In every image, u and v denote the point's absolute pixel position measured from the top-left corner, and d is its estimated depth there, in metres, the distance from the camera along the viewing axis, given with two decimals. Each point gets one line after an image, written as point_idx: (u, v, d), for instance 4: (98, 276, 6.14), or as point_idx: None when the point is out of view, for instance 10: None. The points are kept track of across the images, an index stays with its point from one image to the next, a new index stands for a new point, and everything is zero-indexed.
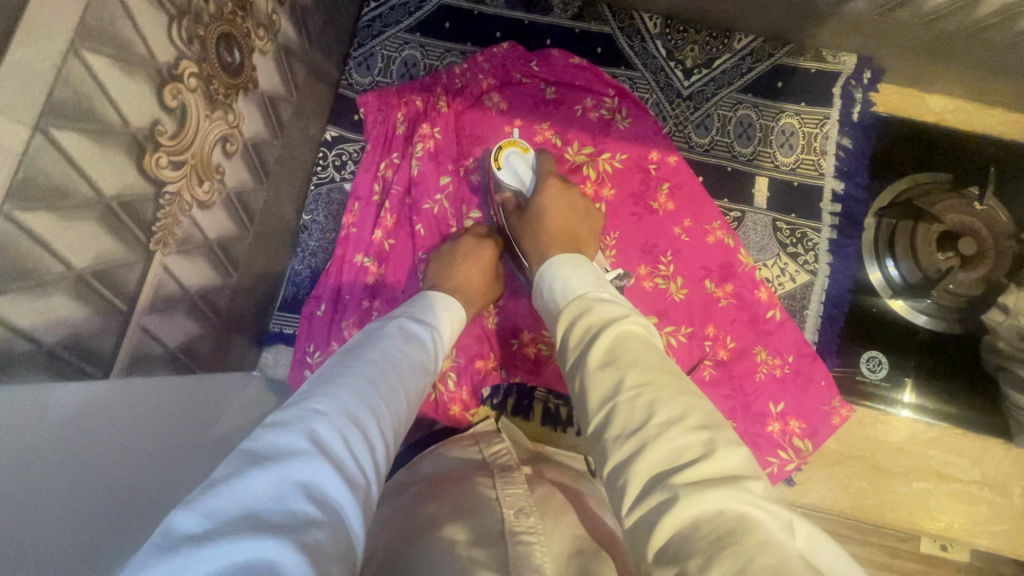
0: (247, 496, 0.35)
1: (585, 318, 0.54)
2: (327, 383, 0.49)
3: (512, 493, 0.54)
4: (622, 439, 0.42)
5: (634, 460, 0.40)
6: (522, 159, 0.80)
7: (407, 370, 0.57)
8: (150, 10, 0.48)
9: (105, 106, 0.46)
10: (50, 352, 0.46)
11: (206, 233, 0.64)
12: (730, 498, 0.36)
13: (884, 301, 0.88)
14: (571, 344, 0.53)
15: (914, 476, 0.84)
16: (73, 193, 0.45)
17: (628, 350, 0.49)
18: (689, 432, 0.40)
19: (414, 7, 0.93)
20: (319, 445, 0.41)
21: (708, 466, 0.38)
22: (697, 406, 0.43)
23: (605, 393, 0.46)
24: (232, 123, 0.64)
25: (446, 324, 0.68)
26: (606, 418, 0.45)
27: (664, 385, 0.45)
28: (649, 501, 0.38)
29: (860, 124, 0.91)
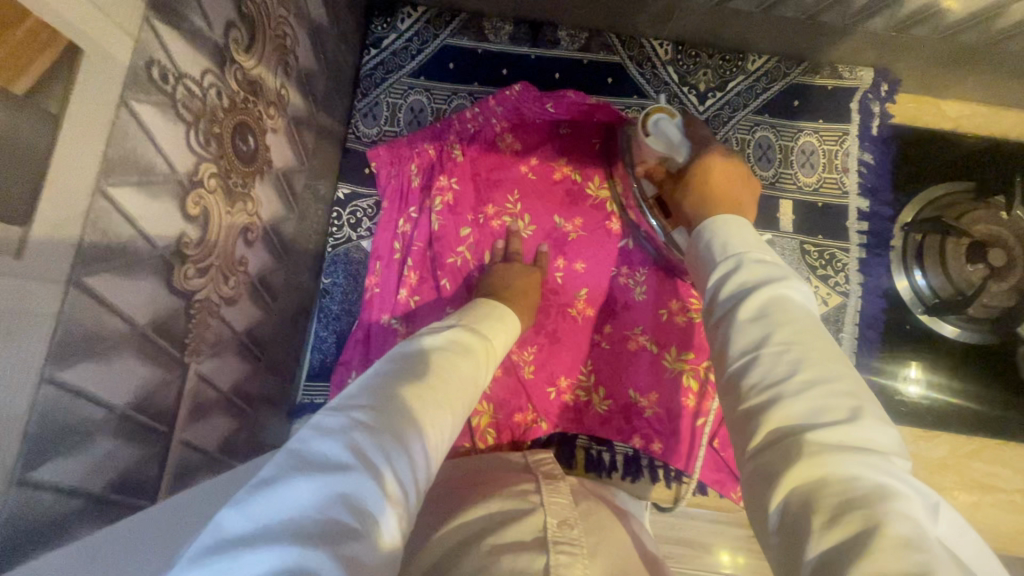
0: (286, 502, 0.34)
1: (742, 274, 0.49)
2: (376, 382, 0.46)
3: (559, 501, 0.50)
4: (757, 389, 0.40)
5: (770, 408, 0.38)
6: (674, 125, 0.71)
7: (460, 372, 0.52)
8: (170, 122, 0.44)
9: (133, 237, 0.42)
10: (101, 499, 0.44)
11: (235, 327, 0.61)
12: (868, 464, 0.33)
13: (915, 314, 0.87)
14: (720, 299, 0.49)
15: (960, 490, 0.84)
16: (110, 336, 0.42)
17: (786, 309, 0.44)
18: (834, 395, 0.37)
19: (416, 50, 0.90)
20: (362, 449, 0.38)
21: (852, 430, 0.35)
22: (846, 375, 0.39)
23: (747, 342, 0.44)
24: (252, 211, 0.61)
25: (499, 325, 0.64)
26: (743, 366, 0.42)
27: (820, 351, 0.41)
28: (773, 447, 0.37)
29: (880, 139, 0.90)
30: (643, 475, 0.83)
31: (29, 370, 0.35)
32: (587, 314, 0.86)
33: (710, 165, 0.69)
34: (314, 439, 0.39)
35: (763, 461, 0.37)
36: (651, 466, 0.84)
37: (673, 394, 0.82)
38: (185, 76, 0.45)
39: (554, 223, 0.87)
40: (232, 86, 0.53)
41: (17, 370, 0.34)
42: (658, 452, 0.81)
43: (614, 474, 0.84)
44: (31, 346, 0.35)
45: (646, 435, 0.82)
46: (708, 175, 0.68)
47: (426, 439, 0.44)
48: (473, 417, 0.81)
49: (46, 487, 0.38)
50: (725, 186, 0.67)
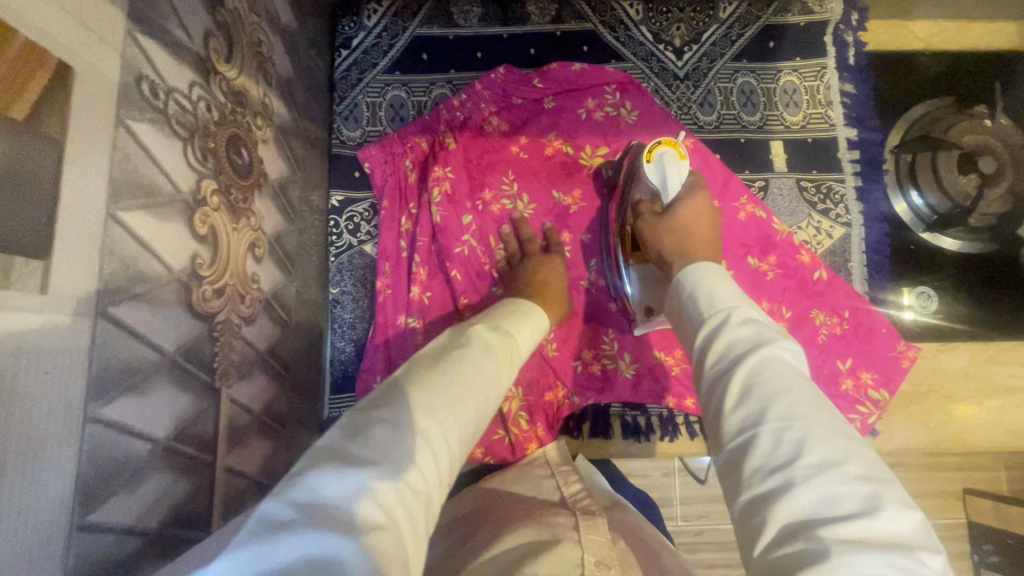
0: (318, 495, 0.33)
1: (727, 337, 0.49)
2: (402, 381, 0.45)
3: (595, 537, 0.50)
4: (762, 473, 0.39)
5: (776, 502, 0.37)
6: (677, 164, 0.74)
7: (484, 372, 0.49)
8: (167, 139, 0.43)
9: (149, 261, 0.41)
10: (157, 535, 0.42)
11: (257, 347, 0.60)
12: (892, 569, 0.32)
13: (918, 233, 0.88)
14: (707, 366, 0.49)
15: (985, 396, 0.86)
16: (143, 366, 0.40)
17: (773, 374, 0.44)
18: (847, 480, 0.36)
19: (387, 45, 0.89)
20: (386, 448, 0.38)
21: (868, 525, 0.34)
22: (854, 452, 0.38)
23: (741, 419, 0.43)
24: (256, 226, 0.59)
25: (522, 321, 0.61)
26: (744, 445, 0.41)
27: (823, 425, 0.40)
28: (785, 546, 0.35)
29: (858, 68, 0.91)
30: (680, 431, 0.84)
31: (70, 409, 0.33)
32: (601, 284, 0.85)
33: (695, 206, 0.71)
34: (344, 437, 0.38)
35: (777, 556, 0.35)
36: (685, 422, 0.85)
37: None
38: (174, 90, 0.44)
39: (553, 199, 0.86)
40: (219, 98, 0.51)
41: (60, 408, 0.33)
42: (692, 407, 0.83)
43: (652, 436, 0.85)
44: (70, 383, 0.33)
45: (679, 393, 0.82)
46: (683, 217, 0.69)
47: (450, 448, 0.43)
48: (502, 406, 0.81)
49: (108, 527, 0.37)
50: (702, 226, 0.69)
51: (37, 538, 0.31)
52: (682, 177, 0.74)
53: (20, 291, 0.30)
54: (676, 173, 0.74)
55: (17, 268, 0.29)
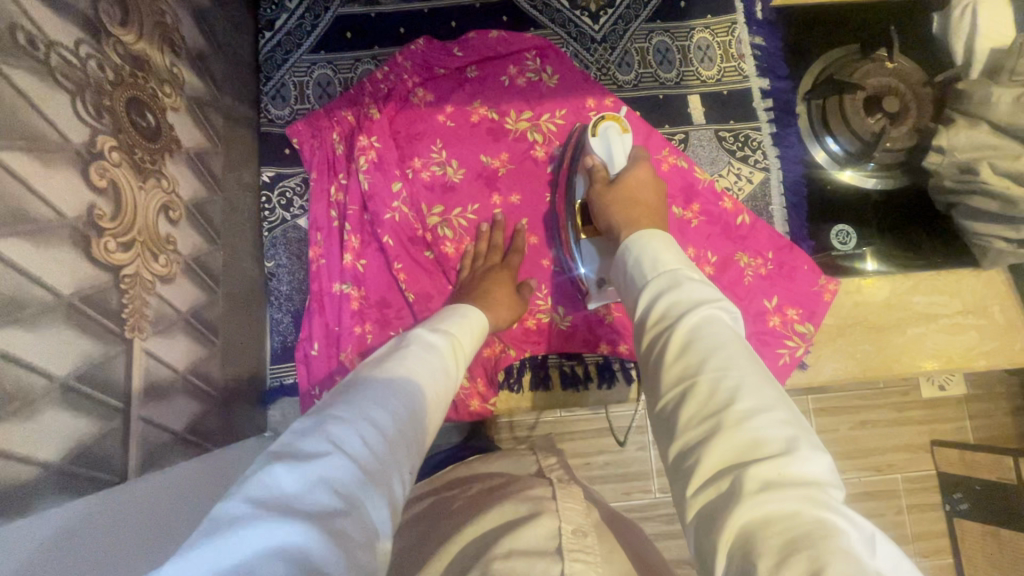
0: (277, 488, 0.35)
1: (672, 296, 0.48)
2: (353, 383, 0.47)
3: (571, 505, 0.53)
4: (696, 421, 0.40)
5: (706, 446, 0.38)
6: (620, 138, 0.78)
7: (433, 370, 0.52)
8: (50, 89, 0.45)
9: (34, 202, 0.42)
10: (60, 469, 0.44)
11: (178, 307, 0.61)
12: (807, 503, 0.33)
13: (833, 174, 0.93)
14: (650, 324, 0.48)
15: (907, 324, 0.90)
16: (33, 302, 0.42)
17: (711, 332, 0.44)
18: (774, 424, 0.38)
19: (311, 25, 0.91)
20: (342, 440, 0.39)
21: (787, 464, 0.35)
22: (778, 401, 0.39)
23: (679, 370, 0.43)
24: (168, 189, 0.61)
25: (463, 321, 0.64)
26: (681, 398, 0.42)
27: (754, 378, 0.41)
28: (712, 489, 0.36)
29: (766, 21, 0.95)
30: (617, 377, 0.87)
31: None
32: (532, 242, 0.88)
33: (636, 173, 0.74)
34: (297, 436, 0.39)
35: (704, 502, 0.37)
36: (622, 368, 0.88)
37: None
38: (56, 44, 0.46)
39: (481, 163, 0.89)
40: (114, 60, 0.53)
41: None
42: (627, 352, 0.85)
43: (590, 385, 0.87)
44: None
45: (613, 340, 0.85)
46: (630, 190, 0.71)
47: (409, 438, 0.45)
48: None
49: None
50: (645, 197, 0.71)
51: None
52: (626, 151, 0.78)
53: None
54: (620, 147, 0.78)
55: None
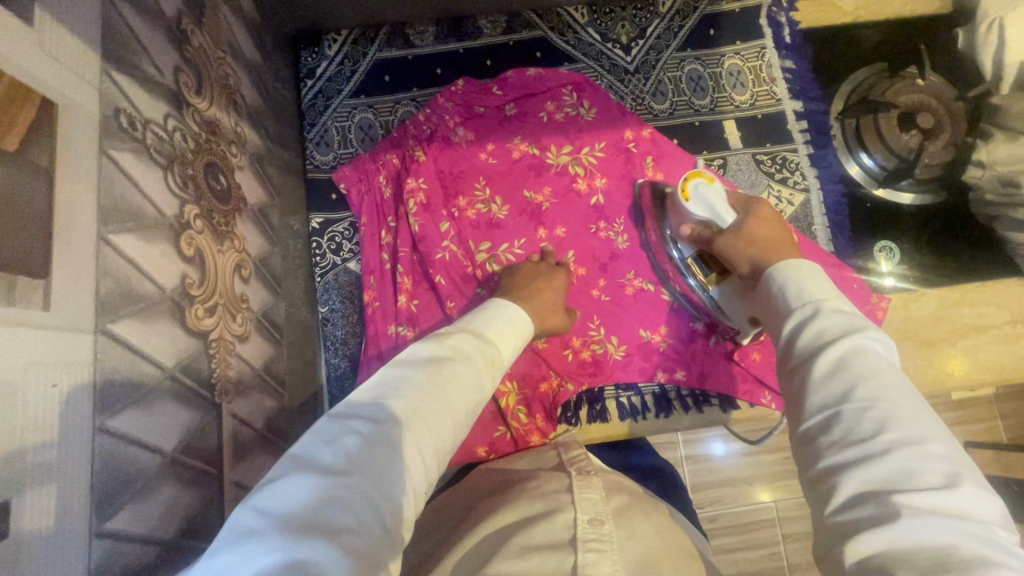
0: (293, 501, 0.37)
1: (822, 323, 0.47)
2: (383, 392, 0.46)
3: (587, 494, 0.53)
4: (841, 445, 0.40)
5: (852, 470, 0.38)
6: (712, 190, 0.75)
7: (462, 381, 0.50)
8: (147, 166, 0.45)
9: (141, 281, 0.43)
10: (171, 545, 0.44)
11: (253, 364, 0.62)
12: (968, 536, 0.34)
13: (871, 190, 0.94)
14: (798, 347, 0.47)
15: (957, 337, 0.90)
16: (143, 380, 0.42)
17: (868, 364, 0.43)
18: (936, 459, 0.37)
19: (350, 71, 0.93)
20: (355, 455, 0.41)
21: (944, 497, 0.36)
22: (937, 435, 0.39)
23: (824, 398, 0.43)
24: (240, 248, 0.62)
25: (503, 324, 0.61)
26: (825, 422, 0.42)
27: (911, 409, 0.40)
28: (855, 507, 0.37)
29: (794, 45, 0.97)
30: (675, 406, 0.87)
31: (78, 421, 0.36)
32: (580, 273, 0.88)
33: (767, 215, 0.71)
34: (319, 446, 0.41)
35: (849, 518, 0.37)
36: (679, 396, 0.88)
37: (682, 323, 0.87)
38: (150, 121, 0.46)
39: (526, 199, 0.90)
40: (194, 128, 0.54)
41: (68, 422, 0.35)
42: (683, 379, 0.86)
43: (647, 415, 0.88)
44: (76, 398, 0.35)
45: (669, 367, 0.86)
46: (756, 232, 0.68)
47: (430, 453, 0.45)
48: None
49: (127, 535, 0.39)
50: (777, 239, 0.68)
51: (57, 544, 0.33)
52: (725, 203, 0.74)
53: (21, 306, 0.32)
54: (718, 198, 0.74)
55: (19, 288, 0.32)
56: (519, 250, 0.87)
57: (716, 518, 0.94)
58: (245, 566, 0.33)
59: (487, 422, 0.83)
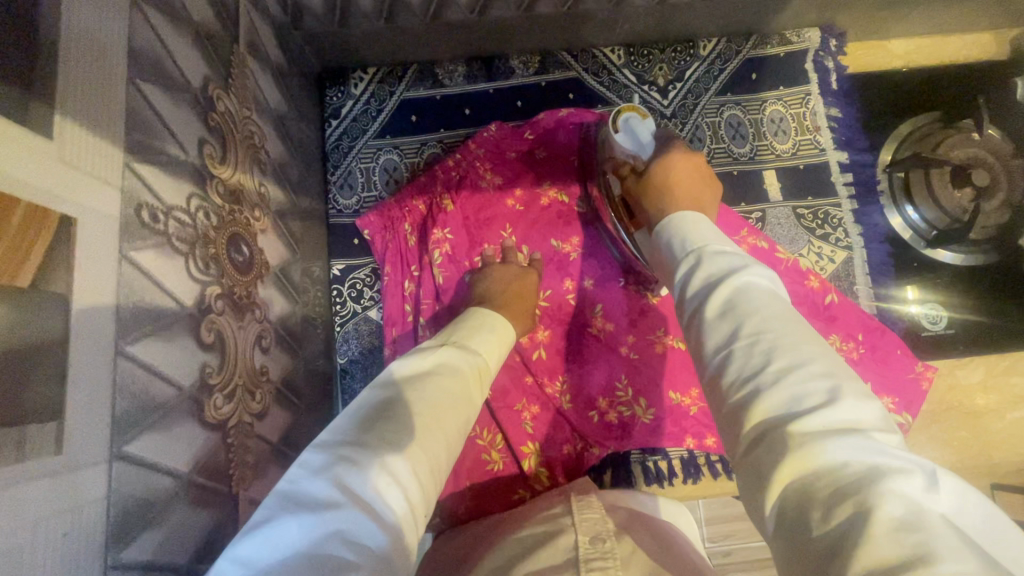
0: (282, 543, 0.35)
1: (704, 268, 0.46)
2: (372, 414, 0.44)
3: (588, 514, 0.51)
4: (736, 385, 0.37)
5: (746, 408, 0.35)
6: (644, 125, 0.70)
7: (453, 400, 0.49)
8: (168, 259, 0.42)
9: (159, 387, 0.40)
10: None
11: (271, 439, 0.59)
12: (857, 450, 0.30)
13: (920, 250, 0.89)
14: (688, 295, 0.46)
15: (1005, 409, 0.85)
16: (159, 495, 0.39)
17: (748, 294, 0.41)
18: (816, 377, 0.34)
19: (377, 110, 0.91)
20: (350, 484, 0.38)
21: (832, 414, 0.32)
22: (818, 352, 0.36)
23: (718, 340, 0.40)
24: (261, 317, 0.59)
25: (490, 339, 0.61)
26: (720, 362, 0.39)
27: (792, 333, 0.38)
28: (759, 448, 0.33)
29: (841, 92, 0.93)
30: (702, 472, 0.85)
31: (88, 563, 0.33)
32: (608, 330, 0.84)
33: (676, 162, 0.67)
34: (302, 479, 0.39)
35: (755, 461, 0.33)
36: (707, 462, 0.86)
37: None
38: (173, 208, 0.43)
39: (553, 248, 0.85)
40: (217, 201, 0.51)
41: (76, 569, 0.32)
42: (713, 446, 0.81)
43: (674, 479, 0.85)
44: (87, 540, 0.33)
45: (698, 433, 0.81)
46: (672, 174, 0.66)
47: (421, 469, 0.43)
48: (478, 440, 0.81)
49: None
50: (688, 184, 0.65)
51: None
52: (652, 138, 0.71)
53: (32, 459, 0.30)
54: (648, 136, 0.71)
55: (30, 438, 0.30)
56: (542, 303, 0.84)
57: (729, 553, 0.86)
58: None
59: (506, 482, 0.79)
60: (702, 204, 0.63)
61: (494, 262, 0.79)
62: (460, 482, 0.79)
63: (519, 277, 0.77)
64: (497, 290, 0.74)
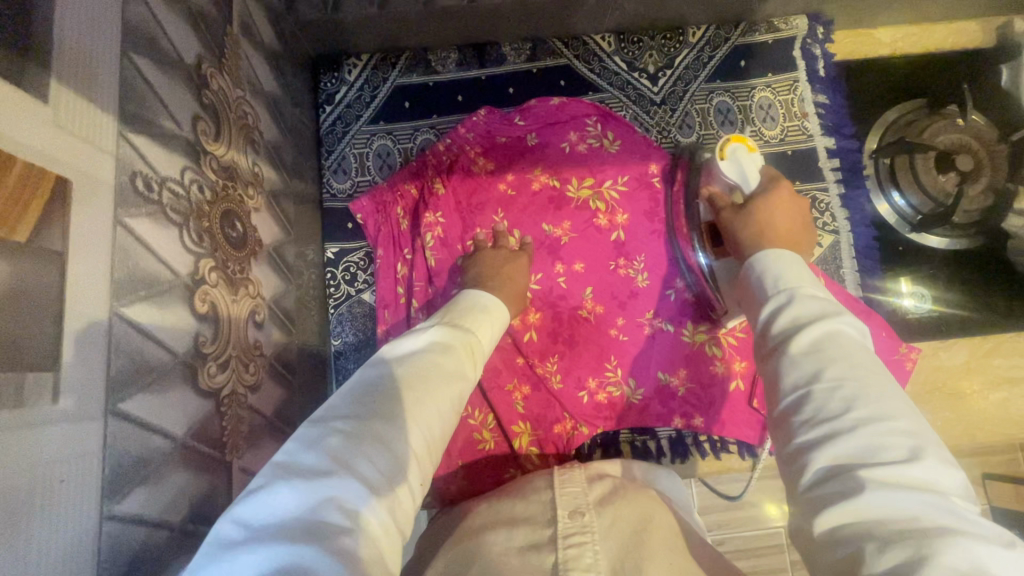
0: (275, 509, 0.36)
1: (797, 309, 0.43)
2: (364, 391, 0.46)
3: (569, 488, 0.51)
4: (811, 425, 0.37)
5: (818, 447, 0.36)
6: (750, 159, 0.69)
7: (445, 375, 0.50)
8: (163, 228, 0.44)
9: (155, 350, 0.41)
10: None
11: (265, 412, 0.60)
12: (926, 506, 0.32)
13: (905, 235, 0.90)
14: (773, 330, 0.44)
15: (988, 389, 0.87)
16: (153, 455, 0.41)
17: (842, 343, 0.40)
18: (898, 434, 0.35)
19: (370, 96, 0.92)
20: (340, 453, 0.40)
21: (907, 470, 0.34)
22: (902, 410, 0.37)
23: (797, 378, 0.40)
24: (254, 293, 0.60)
25: (482, 318, 0.62)
26: (798, 401, 0.39)
27: (879, 387, 0.38)
28: (823, 485, 0.35)
29: (828, 79, 0.94)
30: (690, 451, 0.87)
31: (85, 511, 0.35)
32: (598, 312, 0.85)
33: (781, 203, 0.64)
34: (296, 450, 0.40)
35: (814, 494, 0.35)
36: (696, 442, 0.87)
37: (701, 366, 0.84)
38: (167, 179, 0.45)
39: (544, 231, 0.86)
40: (211, 177, 0.53)
41: (74, 515, 0.34)
42: (701, 426, 0.83)
43: (663, 459, 0.87)
44: (81, 491, 0.35)
45: (687, 413, 0.83)
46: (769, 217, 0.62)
47: (417, 445, 0.44)
48: (471, 420, 0.82)
49: None
50: (790, 228, 0.62)
51: None
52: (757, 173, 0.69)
53: (29, 407, 0.31)
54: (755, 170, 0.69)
55: (28, 387, 0.31)
56: (534, 285, 0.85)
57: (724, 542, 0.88)
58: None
59: (498, 461, 0.81)
60: (800, 249, 0.61)
61: (486, 246, 0.80)
62: (453, 462, 0.80)
63: (510, 259, 0.79)
64: (491, 271, 0.75)
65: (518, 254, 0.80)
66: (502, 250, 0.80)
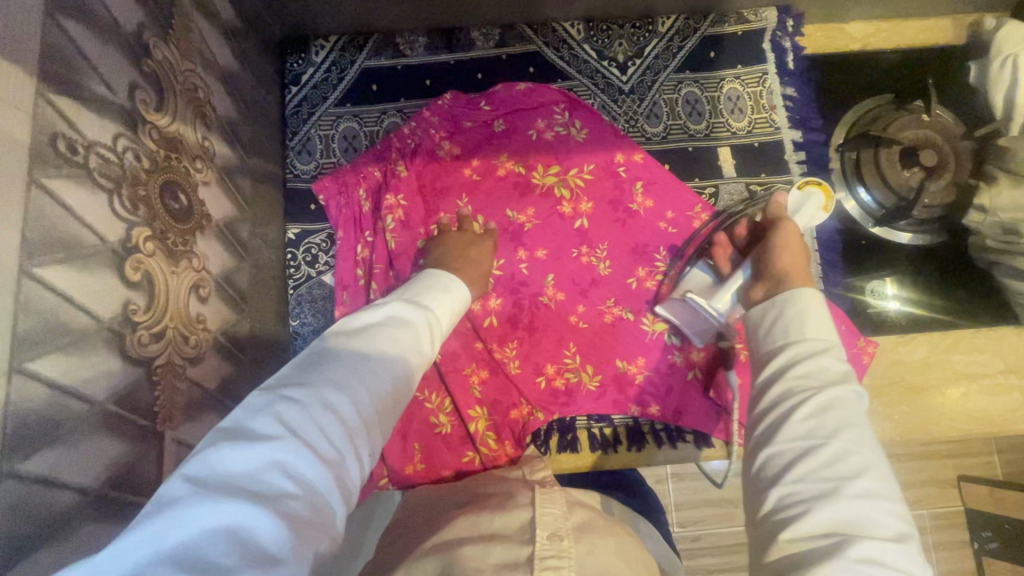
0: (222, 469, 0.35)
1: (822, 362, 0.44)
2: (320, 361, 0.45)
3: (548, 508, 0.45)
4: (811, 481, 0.39)
5: (817, 505, 0.37)
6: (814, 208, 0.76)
7: (403, 348, 0.50)
8: (89, 192, 0.44)
9: (72, 313, 0.41)
10: None
11: (207, 386, 0.60)
12: None
13: (868, 229, 0.90)
14: (794, 373, 0.44)
15: (946, 385, 0.87)
16: (67, 417, 0.41)
17: (852, 408, 0.42)
18: (890, 519, 0.37)
19: (338, 79, 0.92)
20: (291, 419, 0.38)
21: (893, 552, 0.35)
22: (896, 494, 0.39)
23: (807, 430, 0.41)
24: (199, 267, 0.60)
25: (445, 299, 0.62)
26: (804, 451, 0.40)
27: (883, 465, 0.39)
28: (812, 541, 0.36)
29: (797, 72, 0.94)
30: (648, 440, 0.85)
31: None
32: (559, 298, 0.85)
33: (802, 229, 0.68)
34: (246, 413, 0.39)
35: (801, 550, 0.36)
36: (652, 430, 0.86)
37: (659, 355, 0.84)
38: (95, 143, 0.45)
39: (508, 217, 0.86)
40: (150, 146, 0.52)
41: None
42: (657, 414, 0.83)
43: (619, 447, 0.86)
44: None
45: (644, 401, 0.83)
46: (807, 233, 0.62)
47: (373, 417, 0.44)
48: (427, 403, 0.82)
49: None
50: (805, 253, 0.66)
51: None
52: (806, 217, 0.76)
53: None
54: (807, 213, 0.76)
55: None
56: (495, 270, 0.85)
57: (698, 538, 0.89)
58: (170, 536, 0.31)
59: (453, 445, 0.81)
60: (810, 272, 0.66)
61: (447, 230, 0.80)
62: (408, 444, 0.80)
63: (469, 243, 0.79)
64: (448, 254, 0.75)
65: (479, 239, 0.80)
66: (463, 234, 0.80)
